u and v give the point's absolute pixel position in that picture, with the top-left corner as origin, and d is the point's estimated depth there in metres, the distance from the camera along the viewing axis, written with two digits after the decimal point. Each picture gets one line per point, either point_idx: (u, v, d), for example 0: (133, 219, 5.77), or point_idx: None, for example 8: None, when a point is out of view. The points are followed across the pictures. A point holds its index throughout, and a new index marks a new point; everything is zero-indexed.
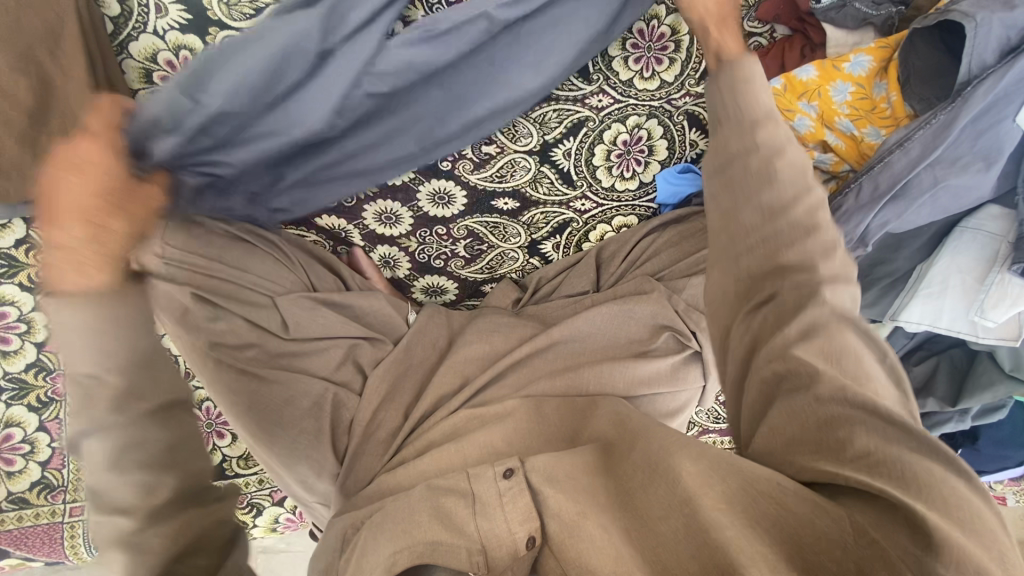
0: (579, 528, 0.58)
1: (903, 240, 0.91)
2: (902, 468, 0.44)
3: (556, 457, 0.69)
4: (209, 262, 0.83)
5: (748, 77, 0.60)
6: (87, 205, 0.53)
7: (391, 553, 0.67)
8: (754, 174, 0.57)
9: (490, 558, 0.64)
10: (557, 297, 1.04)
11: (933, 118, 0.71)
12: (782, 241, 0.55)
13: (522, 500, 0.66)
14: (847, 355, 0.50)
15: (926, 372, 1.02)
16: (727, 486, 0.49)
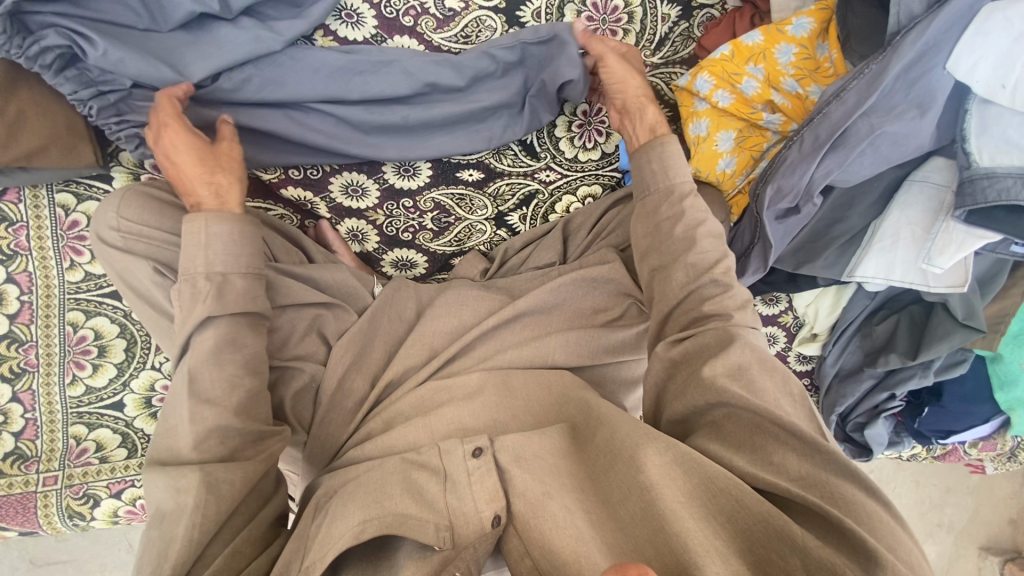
0: (543, 511, 0.66)
1: (854, 198, 0.92)
2: (800, 468, 0.60)
3: (525, 436, 0.75)
4: (162, 235, 0.78)
5: (670, 150, 0.86)
6: (202, 170, 0.76)
7: (360, 521, 0.67)
8: (685, 235, 0.82)
9: (456, 535, 0.68)
10: (526, 269, 1.04)
11: (867, 68, 0.74)
12: (703, 296, 0.79)
13: (489, 480, 0.70)
14: (770, 390, 0.67)
15: (888, 331, 1.06)
16: (686, 483, 0.60)
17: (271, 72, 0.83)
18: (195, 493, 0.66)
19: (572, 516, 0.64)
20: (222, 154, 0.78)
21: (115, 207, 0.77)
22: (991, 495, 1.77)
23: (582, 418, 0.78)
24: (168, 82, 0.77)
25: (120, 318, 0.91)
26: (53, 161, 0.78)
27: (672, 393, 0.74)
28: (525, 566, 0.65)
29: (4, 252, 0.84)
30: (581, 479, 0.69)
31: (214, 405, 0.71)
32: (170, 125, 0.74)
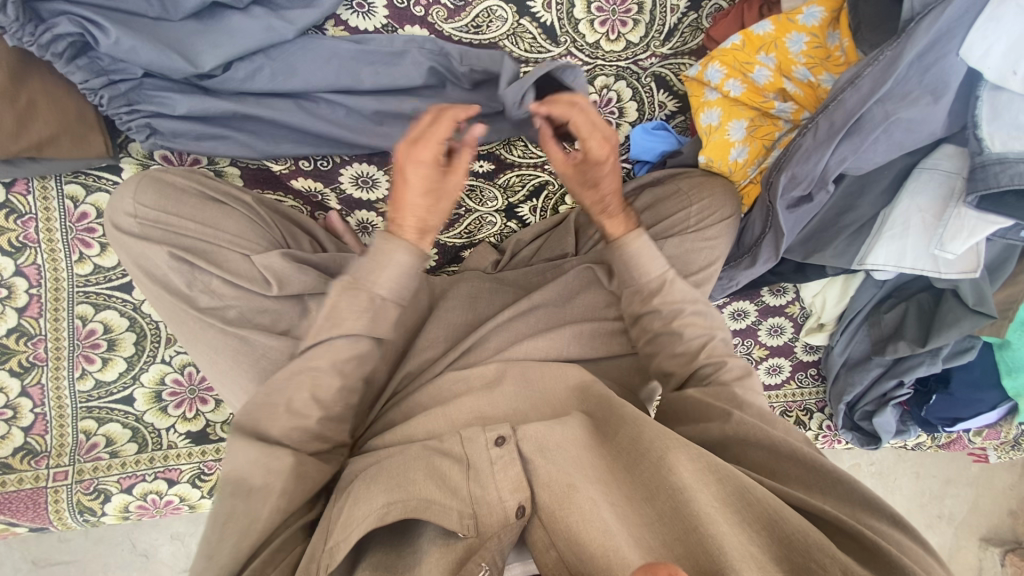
0: (568, 501, 0.64)
1: (864, 186, 0.92)
2: (842, 507, 0.64)
3: (548, 425, 0.74)
4: (180, 220, 0.79)
5: (633, 252, 0.82)
6: (427, 200, 0.73)
7: (383, 504, 0.67)
8: (664, 330, 0.83)
9: (480, 523, 0.67)
10: (538, 260, 1.04)
11: (881, 55, 0.74)
12: (700, 377, 0.81)
13: (512, 469, 0.70)
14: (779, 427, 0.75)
15: (897, 319, 1.07)
16: (721, 489, 0.62)
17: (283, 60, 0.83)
18: (284, 480, 0.69)
19: (600, 508, 0.62)
20: (448, 184, 0.74)
21: (131, 194, 0.78)
22: (990, 486, 1.79)
23: (602, 411, 0.79)
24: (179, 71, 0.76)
25: (129, 311, 0.90)
26: (65, 152, 0.78)
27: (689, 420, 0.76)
28: (550, 557, 0.63)
29: (13, 244, 0.84)
30: (603, 471, 0.68)
31: (318, 410, 0.72)
32: (426, 143, 0.72)
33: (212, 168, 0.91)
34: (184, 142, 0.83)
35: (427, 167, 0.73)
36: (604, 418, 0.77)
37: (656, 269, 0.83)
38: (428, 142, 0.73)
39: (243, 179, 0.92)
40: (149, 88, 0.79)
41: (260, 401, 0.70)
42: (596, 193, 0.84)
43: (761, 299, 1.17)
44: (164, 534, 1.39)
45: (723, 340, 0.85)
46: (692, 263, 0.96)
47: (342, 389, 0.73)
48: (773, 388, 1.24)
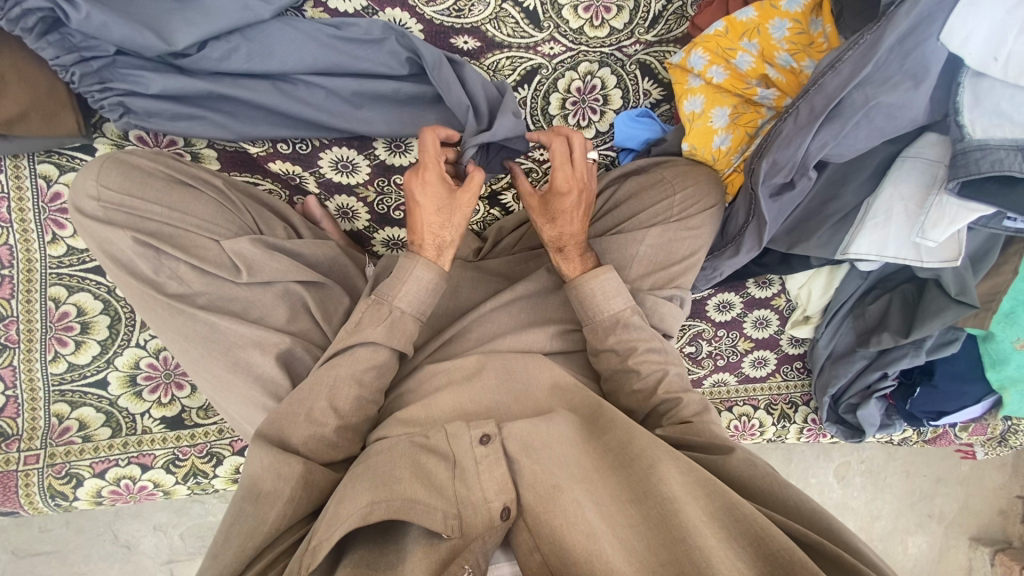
0: (553, 504, 0.63)
1: (847, 174, 0.92)
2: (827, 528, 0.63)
3: (532, 424, 0.73)
4: (146, 204, 0.78)
5: (587, 291, 0.85)
6: (438, 220, 0.79)
7: (367, 503, 0.64)
8: (619, 368, 0.85)
9: (465, 524, 0.65)
10: (520, 249, 1.03)
11: (862, 39, 0.73)
12: (659, 413, 0.84)
13: (497, 470, 0.68)
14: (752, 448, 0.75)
15: (881, 311, 1.06)
16: (709, 503, 0.61)
17: (260, 43, 0.82)
18: (294, 485, 0.68)
19: (582, 507, 0.62)
20: (454, 206, 0.80)
21: (95, 176, 0.77)
22: (981, 485, 1.78)
23: (591, 414, 0.78)
24: (152, 48, 0.76)
25: (103, 294, 0.90)
26: (35, 130, 0.78)
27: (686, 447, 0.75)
28: (532, 560, 0.62)
29: None
30: (588, 470, 0.68)
31: (335, 418, 0.74)
32: (431, 167, 0.79)
33: (189, 151, 0.91)
34: (157, 121, 0.83)
35: (432, 189, 0.79)
36: (595, 424, 0.76)
37: (611, 308, 0.85)
38: (437, 167, 0.79)
39: (220, 160, 0.92)
40: (122, 65, 0.79)
41: (285, 413, 0.73)
42: (557, 232, 0.86)
43: (746, 290, 1.16)
44: (147, 525, 1.38)
45: (678, 374, 0.87)
46: (674, 253, 0.95)
47: (359, 399, 0.75)
48: (757, 380, 1.23)
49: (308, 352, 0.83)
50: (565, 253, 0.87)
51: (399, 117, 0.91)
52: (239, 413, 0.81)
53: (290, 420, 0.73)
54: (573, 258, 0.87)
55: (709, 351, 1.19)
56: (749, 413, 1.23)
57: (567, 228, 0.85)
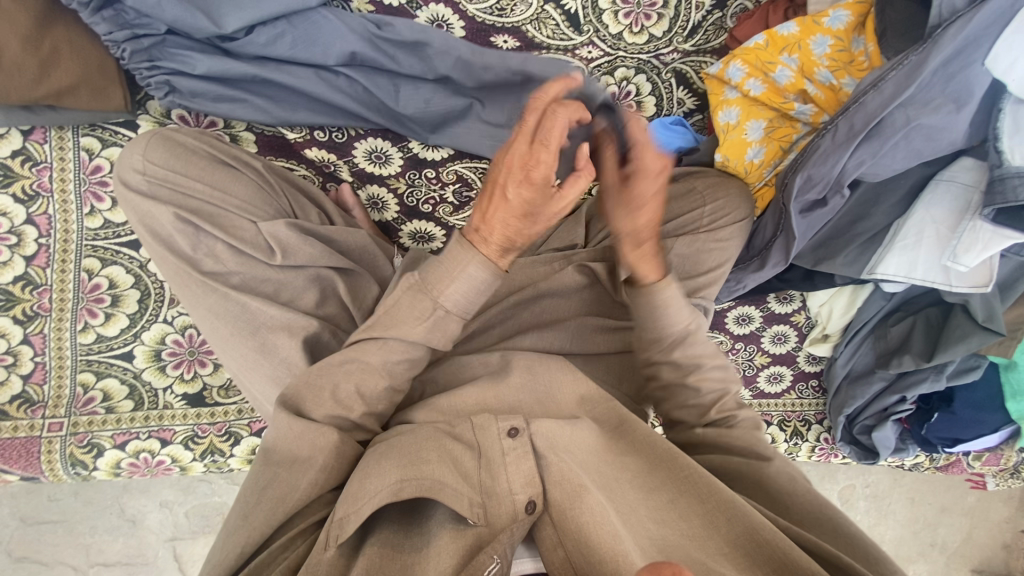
0: (579, 501, 0.62)
1: (879, 195, 0.92)
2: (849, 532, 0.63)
3: (559, 425, 0.74)
4: (189, 182, 0.80)
5: (665, 296, 0.79)
6: (515, 223, 0.68)
7: (396, 480, 0.66)
8: (676, 380, 0.82)
9: (489, 513, 0.66)
10: (545, 250, 1.03)
11: (906, 59, 0.73)
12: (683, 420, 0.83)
13: (524, 463, 0.69)
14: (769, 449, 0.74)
15: (904, 333, 1.05)
16: (731, 529, 0.60)
17: (307, 31, 0.83)
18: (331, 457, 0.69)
19: (608, 509, 0.61)
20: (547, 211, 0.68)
21: (143, 150, 0.80)
22: (986, 518, 1.76)
23: (614, 423, 0.77)
24: (201, 29, 0.79)
25: (135, 269, 0.91)
26: (83, 103, 0.81)
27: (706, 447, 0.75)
28: (557, 556, 0.61)
29: (26, 193, 0.87)
30: (607, 477, 0.68)
31: (362, 405, 0.73)
32: (551, 151, 0.65)
33: (228, 133, 0.92)
34: (201, 100, 0.86)
35: (530, 187, 0.66)
36: (617, 436, 0.75)
37: (682, 317, 0.80)
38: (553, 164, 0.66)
39: (257, 144, 0.93)
40: (173, 45, 0.82)
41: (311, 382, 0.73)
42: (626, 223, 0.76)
43: (766, 304, 1.16)
44: (153, 501, 1.39)
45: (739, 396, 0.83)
46: (702, 262, 0.95)
47: (388, 389, 0.74)
48: (772, 396, 1.22)
49: (334, 336, 0.83)
50: (632, 252, 0.78)
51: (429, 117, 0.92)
52: (261, 394, 0.82)
53: (312, 390, 0.73)
54: (643, 259, 0.78)
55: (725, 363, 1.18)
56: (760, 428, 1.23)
57: (642, 218, 0.76)
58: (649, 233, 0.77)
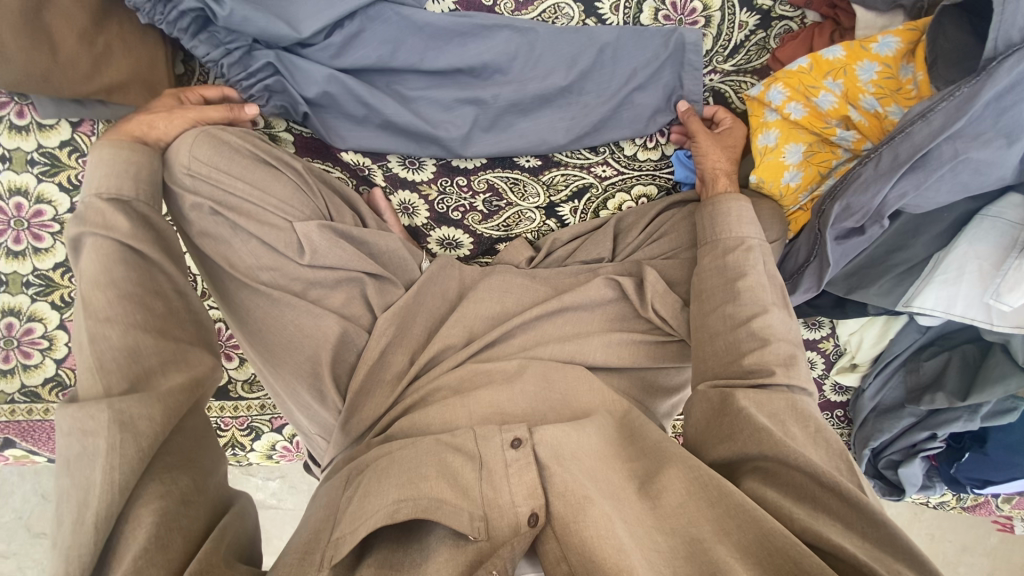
0: (582, 514, 0.63)
1: (920, 225, 0.90)
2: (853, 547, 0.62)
3: (564, 432, 0.75)
4: (228, 179, 0.81)
5: (724, 210, 0.92)
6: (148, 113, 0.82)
7: (394, 500, 0.66)
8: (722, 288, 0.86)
9: (491, 527, 0.66)
10: (572, 262, 1.03)
11: (957, 91, 0.71)
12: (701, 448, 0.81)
13: (527, 475, 0.69)
14: (798, 438, 0.71)
15: (938, 367, 1.02)
16: (742, 536, 0.60)
17: (379, 27, 0.89)
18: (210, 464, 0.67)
19: (613, 524, 0.62)
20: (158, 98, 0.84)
21: (188, 146, 0.80)
22: (1010, 561, 1.69)
23: (627, 425, 0.82)
24: (280, 34, 0.84)
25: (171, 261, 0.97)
26: (130, 99, 0.85)
27: (711, 442, 0.76)
28: (560, 570, 0.62)
29: (71, 182, 0.90)
30: (615, 488, 0.70)
31: None
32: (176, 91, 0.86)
33: (267, 132, 0.95)
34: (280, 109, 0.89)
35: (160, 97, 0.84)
36: (626, 441, 0.79)
37: (740, 232, 0.90)
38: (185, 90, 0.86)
39: (296, 144, 0.97)
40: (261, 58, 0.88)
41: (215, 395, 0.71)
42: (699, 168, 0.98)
43: None
44: None
45: (781, 319, 0.82)
46: None
47: None
48: None
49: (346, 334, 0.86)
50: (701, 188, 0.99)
51: (502, 135, 0.97)
52: (285, 386, 0.86)
53: None
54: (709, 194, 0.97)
55: None
56: None
57: (705, 159, 0.96)
58: (714, 173, 0.96)
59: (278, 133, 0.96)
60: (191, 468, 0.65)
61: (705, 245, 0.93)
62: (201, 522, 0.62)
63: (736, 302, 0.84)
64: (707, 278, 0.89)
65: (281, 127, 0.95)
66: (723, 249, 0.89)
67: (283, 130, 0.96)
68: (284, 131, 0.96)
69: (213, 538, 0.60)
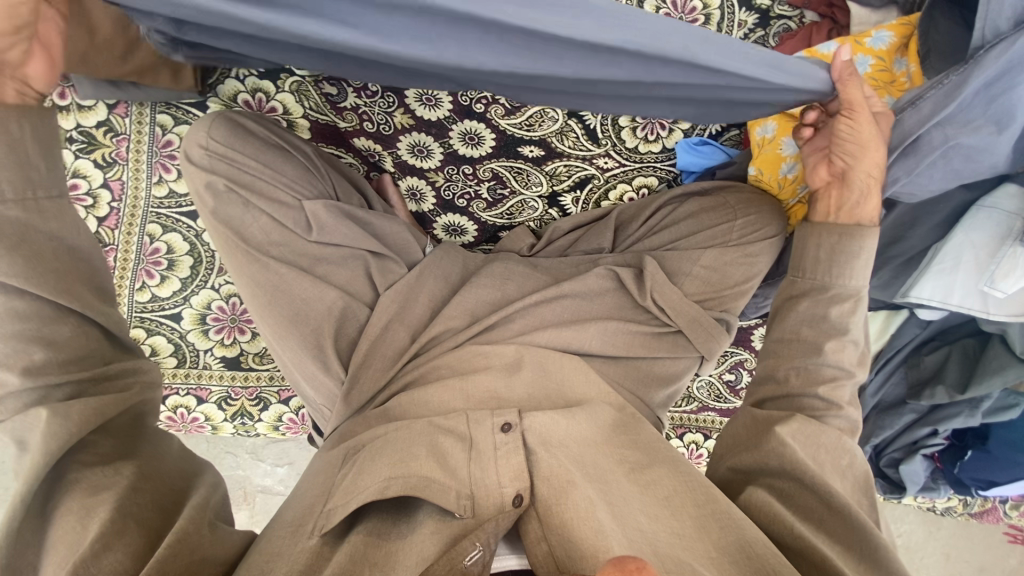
0: (564, 497, 0.65)
1: (918, 217, 0.90)
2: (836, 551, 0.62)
3: (554, 418, 0.76)
4: (243, 158, 0.87)
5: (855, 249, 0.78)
6: None
7: (386, 478, 0.68)
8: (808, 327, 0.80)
9: (477, 505, 0.67)
10: (573, 252, 1.05)
11: (946, 78, 0.73)
12: None
13: (514, 458, 0.71)
14: (826, 469, 0.71)
15: (938, 362, 1.01)
16: (723, 538, 0.60)
17: None
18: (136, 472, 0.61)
19: (593, 504, 0.63)
20: None
21: (206, 128, 0.87)
22: None
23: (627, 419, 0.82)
24: None
25: (191, 236, 1.07)
26: (159, 81, 0.92)
27: (739, 447, 0.76)
28: (540, 549, 0.63)
29: (106, 159, 1.03)
30: (604, 469, 0.71)
31: None
32: None
33: (286, 118, 1.02)
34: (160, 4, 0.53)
35: None
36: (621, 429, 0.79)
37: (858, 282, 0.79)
38: None
39: (311, 130, 1.04)
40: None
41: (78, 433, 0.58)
42: (846, 166, 0.79)
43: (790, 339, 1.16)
44: None
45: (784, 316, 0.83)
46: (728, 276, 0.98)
47: None
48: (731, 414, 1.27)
49: (357, 310, 0.92)
50: (836, 196, 0.81)
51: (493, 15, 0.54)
52: (290, 358, 0.89)
53: None
54: (845, 209, 0.80)
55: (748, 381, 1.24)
56: (700, 442, 1.30)
57: (861, 163, 0.77)
58: (865, 183, 0.77)
59: (295, 119, 1.03)
60: (134, 457, 0.62)
61: (805, 282, 0.83)
62: (156, 503, 0.60)
63: (818, 359, 0.78)
64: (795, 321, 0.82)
65: (298, 114, 1.02)
66: (831, 297, 0.79)
67: (300, 116, 1.02)
68: (301, 117, 1.02)
69: (191, 513, 0.61)
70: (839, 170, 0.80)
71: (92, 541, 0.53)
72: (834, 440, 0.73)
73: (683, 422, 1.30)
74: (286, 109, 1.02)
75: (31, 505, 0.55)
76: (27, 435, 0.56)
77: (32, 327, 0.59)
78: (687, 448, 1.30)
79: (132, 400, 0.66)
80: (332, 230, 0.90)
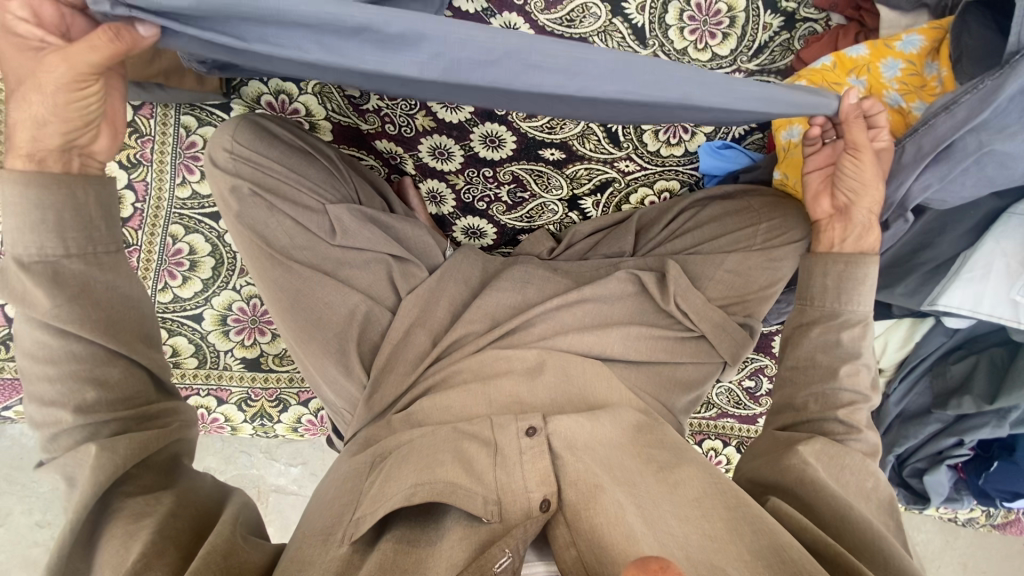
0: (593, 502, 0.65)
1: (946, 223, 0.89)
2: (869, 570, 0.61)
3: (579, 423, 0.76)
4: (267, 163, 0.87)
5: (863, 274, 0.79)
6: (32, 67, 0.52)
7: (411, 484, 0.68)
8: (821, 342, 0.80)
9: (504, 510, 0.67)
10: (593, 256, 1.05)
11: (981, 83, 0.71)
12: None
13: (541, 462, 0.71)
14: (850, 489, 0.70)
15: (965, 372, 1.00)
16: (754, 542, 0.58)
17: None
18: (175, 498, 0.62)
19: (622, 509, 0.63)
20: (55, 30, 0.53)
21: (230, 132, 0.87)
22: None
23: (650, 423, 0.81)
24: None
25: (213, 238, 1.08)
26: (185, 82, 0.92)
27: (761, 463, 0.75)
28: (569, 554, 0.62)
29: (131, 160, 1.04)
30: (632, 473, 0.71)
31: None
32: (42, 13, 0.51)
33: (309, 120, 1.03)
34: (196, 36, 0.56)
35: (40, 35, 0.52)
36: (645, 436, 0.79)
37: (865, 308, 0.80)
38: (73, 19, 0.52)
39: (333, 132, 1.04)
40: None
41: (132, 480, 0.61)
42: (849, 199, 0.82)
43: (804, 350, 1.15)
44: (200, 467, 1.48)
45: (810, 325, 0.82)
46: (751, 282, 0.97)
47: None
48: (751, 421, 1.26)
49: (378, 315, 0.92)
50: (839, 227, 0.83)
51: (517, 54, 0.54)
52: (312, 362, 0.89)
53: None
54: (851, 238, 0.82)
55: (767, 387, 1.23)
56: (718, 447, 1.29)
57: (862, 197, 0.80)
58: (869, 217, 0.80)
59: (317, 121, 1.03)
60: (172, 488, 0.63)
61: (813, 310, 0.82)
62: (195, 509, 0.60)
63: (834, 384, 0.78)
64: (807, 346, 0.81)
65: (320, 116, 1.02)
66: (841, 323, 0.79)
67: (321, 118, 1.02)
68: (323, 119, 1.03)
69: (223, 527, 0.61)
70: (841, 206, 0.83)
71: (135, 560, 0.53)
72: (859, 462, 0.72)
73: (701, 428, 1.29)
74: (308, 111, 1.02)
75: (81, 535, 0.57)
76: (77, 470, 0.59)
77: (86, 368, 0.63)
78: (706, 453, 1.29)
79: (172, 438, 0.66)
80: (355, 233, 0.90)
